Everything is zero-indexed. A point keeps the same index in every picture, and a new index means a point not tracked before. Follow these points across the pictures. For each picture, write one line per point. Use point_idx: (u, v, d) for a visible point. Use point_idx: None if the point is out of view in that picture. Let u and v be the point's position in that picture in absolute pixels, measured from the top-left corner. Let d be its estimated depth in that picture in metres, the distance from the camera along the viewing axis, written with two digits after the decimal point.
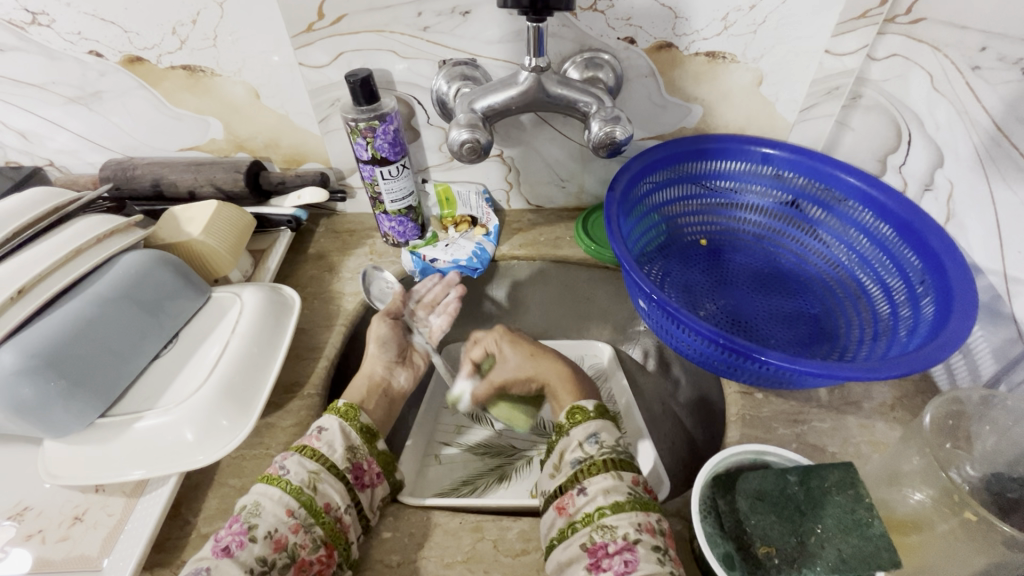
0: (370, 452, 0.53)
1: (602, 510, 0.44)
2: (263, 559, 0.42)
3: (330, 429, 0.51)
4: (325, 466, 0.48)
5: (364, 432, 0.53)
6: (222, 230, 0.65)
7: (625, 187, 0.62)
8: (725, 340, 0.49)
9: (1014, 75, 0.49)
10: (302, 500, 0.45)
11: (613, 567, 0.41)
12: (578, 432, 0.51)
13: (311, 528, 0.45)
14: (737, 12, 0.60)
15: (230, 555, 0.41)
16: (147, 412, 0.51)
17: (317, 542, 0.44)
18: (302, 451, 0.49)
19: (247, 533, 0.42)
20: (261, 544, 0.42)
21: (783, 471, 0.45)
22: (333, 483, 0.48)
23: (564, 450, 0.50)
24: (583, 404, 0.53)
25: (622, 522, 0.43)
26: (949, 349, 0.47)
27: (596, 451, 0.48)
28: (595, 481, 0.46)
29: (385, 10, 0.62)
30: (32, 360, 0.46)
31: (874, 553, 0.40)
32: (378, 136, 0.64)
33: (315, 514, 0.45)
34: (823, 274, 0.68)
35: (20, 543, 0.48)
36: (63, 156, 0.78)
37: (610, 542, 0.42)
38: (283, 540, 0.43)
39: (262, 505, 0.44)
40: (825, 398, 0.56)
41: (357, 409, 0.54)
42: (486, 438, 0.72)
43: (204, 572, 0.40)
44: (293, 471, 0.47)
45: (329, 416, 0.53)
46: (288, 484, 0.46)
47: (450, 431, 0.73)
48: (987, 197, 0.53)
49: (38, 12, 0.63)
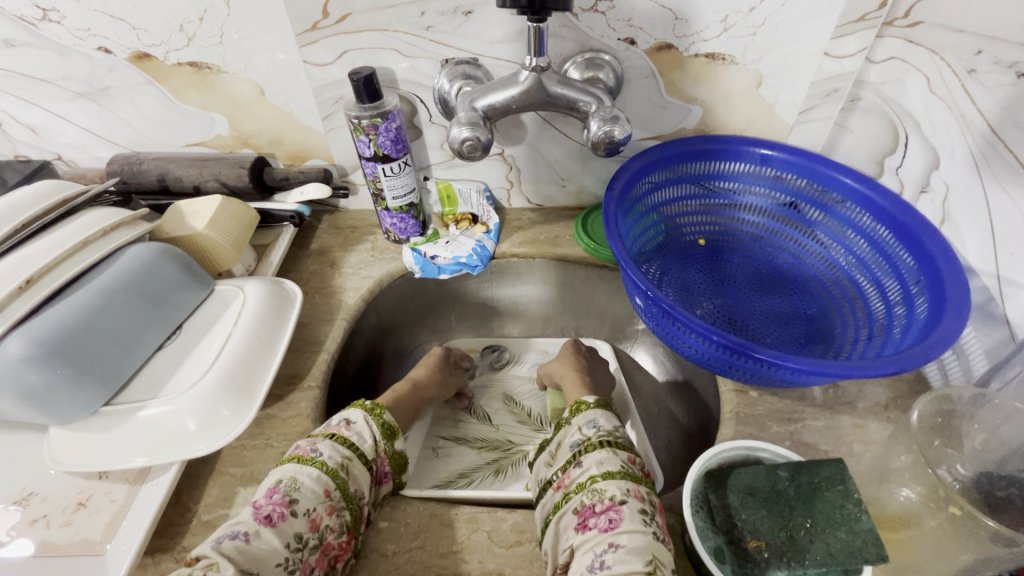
0: (388, 448, 0.54)
1: (594, 477, 0.47)
2: (300, 536, 0.43)
3: (359, 422, 0.53)
4: (356, 453, 0.50)
5: (387, 429, 0.55)
6: (226, 224, 0.66)
7: (623, 187, 0.63)
8: (719, 337, 0.50)
9: (1009, 79, 0.49)
10: (338, 482, 0.47)
11: (599, 524, 0.44)
12: (578, 418, 0.55)
13: (342, 512, 0.46)
14: (737, 14, 0.60)
15: (272, 524, 0.43)
16: (149, 401, 0.51)
17: (344, 527, 0.46)
18: (336, 436, 0.50)
19: (288, 506, 0.44)
20: (300, 520, 0.44)
21: (774, 467, 0.46)
22: (363, 471, 0.50)
23: (563, 437, 0.54)
24: (585, 397, 0.57)
25: (610, 486, 0.46)
26: (941, 348, 0.47)
27: (593, 433, 0.52)
28: (591, 456, 0.50)
29: (389, 9, 0.63)
30: (38, 348, 0.47)
31: (860, 547, 0.40)
32: (380, 134, 0.65)
33: (346, 498, 0.47)
34: (820, 274, 0.68)
35: (24, 527, 0.49)
36: (71, 151, 0.79)
37: (598, 503, 0.45)
38: (318, 520, 0.45)
39: (300, 482, 0.46)
40: (819, 397, 0.57)
41: (383, 407, 0.56)
42: (485, 432, 0.73)
43: (244, 537, 0.42)
44: (327, 454, 0.48)
45: (355, 410, 0.54)
46: (324, 465, 0.47)
47: (448, 424, 0.74)
48: (982, 199, 0.53)
49: (49, 9, 0.64)
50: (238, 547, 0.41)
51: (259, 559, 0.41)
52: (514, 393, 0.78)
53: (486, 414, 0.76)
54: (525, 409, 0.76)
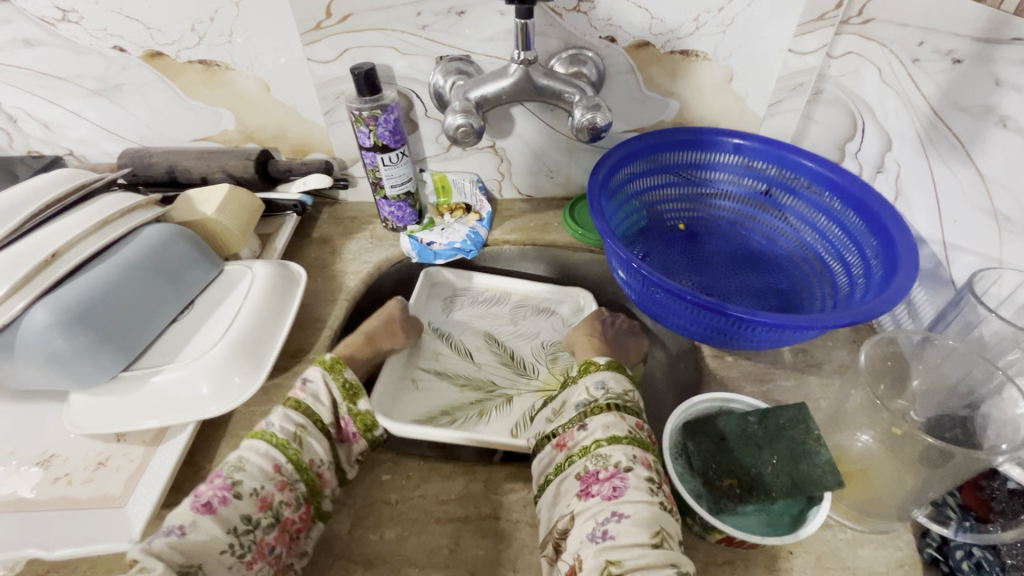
0: (350, 409, 0.55)
1: (598, 441, 0.48)
2: (249, 517, 0.44)
3: (315, 381, 0.54)
4: (312, 420, 0.51)
5: (346, 388, 0.55)
6: (235, 210, 0.70)
7: (606, 172, 0.68)
8: (692, 297, 0.53)
9: (947, 65, 0.54)
10: (289, 455, 0.48)
11: (602, 492, 0.45)
12: (586, 378, 0.54)
13: (296, 485, 0.48)
14: (708, 14, 0.66)
15: (212, 511, 0.43)
16: (166, 367, 0.55)
17: (299, 500, 0.47)
18: (288, 404, 0.52)
19: (231, 489, 0.44)
20: (247, 501, 0.45)
21: (745, 413, 0.50)
22: (319, 439, 0.51)
23: (570, 397, 0.54)
24: (595, 358, 0.56)
25: (615, 452, 0.47)
26: (894, 302, 0.51)
27: (601, 395, 0.52)
28: (596, 418, 0.50)
29: (388, 10, 0.68)
30: (63, 314, 0.51)
31: (820, 475, 0.44)
32: (380, 125, 0.70)
33: (298, 470, 0.48)
34: (792, 253, 0.73)
35: (48, 485, 0.51)
36: (82, 146, 0.83)
37: (602, 469, 0.46)
38: (268, 499, 0.46)
39: (245, 461, 0.47)
40: (790, 360, 0.61)
41: (343, 364, 0.56)
42: (469, 369, 0.73)
43: (179, 532, 0.41)
44: (278, 425, 0.49)
45: (314, 368, 0.55)
46: (274, 438, 0.48)
47: (428, 356, 0.74)
48: (928, 174, 0.58)
49: (68, 10, 0.68)
50: (172, 544, 0.41)
51: (204, 540, 0.42)
52: (496, 335, 0.78)
53: (468, 351, 0.76)
54: (507, 351, 0.76)
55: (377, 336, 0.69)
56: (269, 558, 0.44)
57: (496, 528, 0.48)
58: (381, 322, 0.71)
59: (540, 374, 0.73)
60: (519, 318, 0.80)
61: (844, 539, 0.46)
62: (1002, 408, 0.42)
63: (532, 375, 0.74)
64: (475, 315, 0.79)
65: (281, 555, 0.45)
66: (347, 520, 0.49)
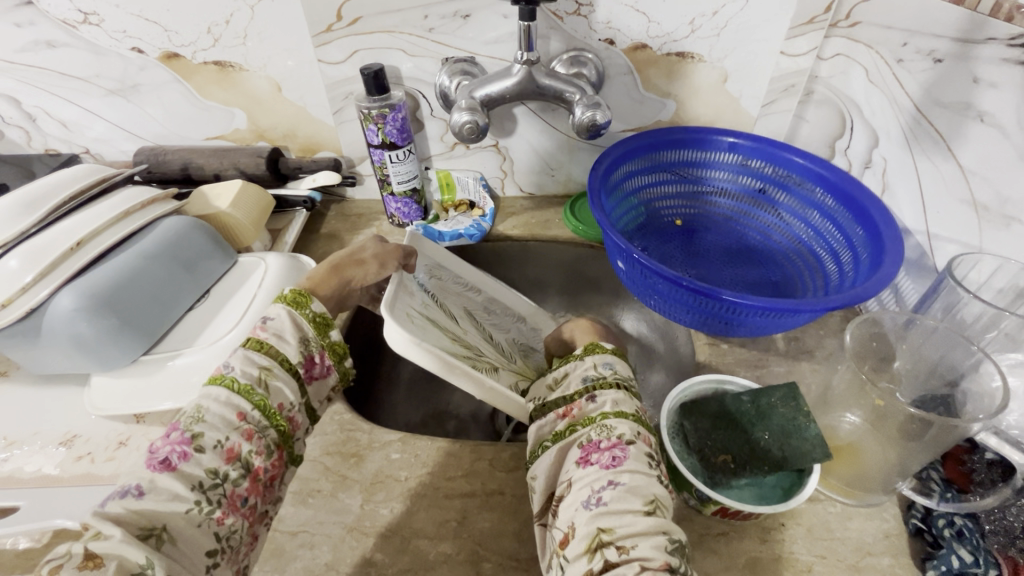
0: (322, 342, 0.53)
1: (604, 413, 0.47)
2: (215, 471, 0.42)
3: (278, 320, 0.51)
4: (278, 362, 0.49)
5: (315, 323, 0.53)
6: (248, 205, 0.73)
7: (606, 169, 0.70)
8: (688, 285, 0.55)
9: (929, 65, 0.57)
10: (255, 401, 0.46)
11: (601, 460, 0.44)
12: (594, 357, 0.54)
13: (265, 433, 0.46)
14: (702, 17, 0.69)
15: (170, 467, 0.41)
16: (184, 351, 0.57)
17: (270, 447, 0.46)
18: (249, 345, 0.49)
19: (191, 444, 0.42)
20: (211, 455, 0.42)
21: (738, 393, 0.52)
22: (287, 382, 0.48)
23: (575, 370, 0.53)
24: (602, 342, 0.56)
25: (620, 425, 0.46)
26: (880, 287, 0.53)
27: (609, 373, 0.52)
28: (605, 392, 0.49)
29: (396, 13, 0.71)
30: (88, 299, 0.53)
31: (810, 449, 0.47)
32: (388, 122, 0.72)
33: (268, 416, 0.46)
34: (786, 247, 0.76)
35: (71, 463, 0.54)
36: (99, 144, 0.86)
37: (604, 439, 0.45)
38: (235, 450, 0.43)
39: (205, 410, 0.44)
40: (782, 347, 0.64)
41: (308, 299, 0.54)
42: (455, 330, 0.61)
43: (136, 491, 0.39)
44: (240, 370, 0.47)
45: (278, 305, 0.53)
46: (235, 384, 0.46)
47: (420, 303, 0.58)
48: (913, 169, 0.61)
49: (89, 12, 0.71)
50: (129, 504, 0.38)
51: (167, 499, 0.39)
52: (475, 313, 0.70)
53: (452, 313, 0.64)
54: (486, 332, 0.69)
55: (345, 266, 0.61)
56: (243, 509, 0.43)
57: (501, 503, 0.51)
58: (350, 253, 0.62)
59: (518, 364, 0.67)
60: (491, 305, 0.75)
61: (834, 512, 0.49)
62: (979, 382, 0.44)
63: (510, 362, 0.67)
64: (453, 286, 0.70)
65: (255, 506, 0.44)
66: (359, 495, 0.52)
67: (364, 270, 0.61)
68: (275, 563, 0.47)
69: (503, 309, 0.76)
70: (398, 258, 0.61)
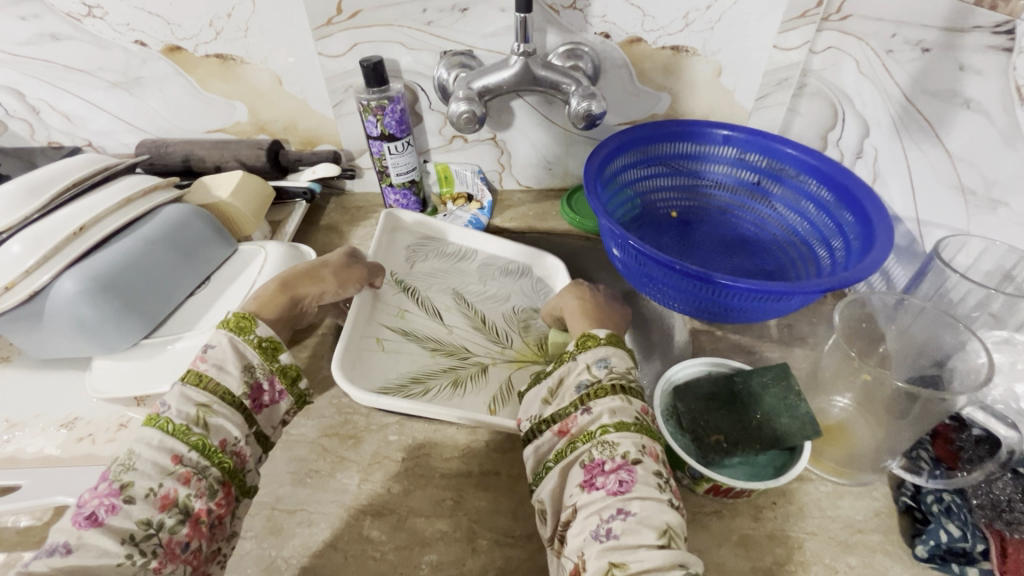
0: (270, 367, 0.51)
1: (604, 428, 0.45)
2: (149, 520, 0.40)
3: (218, 348, 0.50)
4: (216, 397, 0.47)
5: (263, 348, 0.51)
6: (249, 195, 0.73)
7: (601, 159, 0.71)
8: (682, 269, 0.56)
9: (917, 54, 0.58)
10: (191, 442, 0.44)
11: (607, 486, 0.43)
12: (586, 355, 0.51)
13: (205, 473, 0.44)
14: (696, 11, 0.70)
15: (98, 522, 0.39)
16: (186, 334, 0.58)
17: (213, 487, 0.44)
18: (188, 380, 0.47)
19: (119, 495, 0.40)
20: (143, 505, 0.41)
21: (730, 375, 0.53)
22: (227, 416, 0.47)
23: (568, 376, 0.51)
24: (595, 332, 0.53)
25: (623, 441, 0.44)
26: (870, 270, 0.54)
27: (604, 375, 0.49)
28: (601, 402, 0.47)
29: (395, 7, 0.72)
30: (92, 283, 0.54)
31: (801, 428, 0.47)
32: (386, 114, 0.74)
33: (207, 455, 0.44)
34: (779, 237, 0.77)
35: (72, 444, 0.54)
36: (101, 137, 0.87)
37: (607, 460, 0.44)
38: (171, 495, 0.42)
39: (136, 457, 0.42)
40: (776, 334, 0.65)
41: (254, 322, 0.52)
42: (435, 330, 0.66)
43: (64, 550, 0.38)
44: (175, 409, 0.45)
45: (219, 332, 0.51)
46: (170, 425, 0.44)
47: (393, 312, 0.66)
48: (902, 158, 0.62)
49: (94, 6, 0.72)
50: (56, 562, 0.37)
51: (97, 554, 0.38)
52: (465, 294, 0.72)
53: (435, 311, 0.68)
54: (478, 314, 0.69)
55: (296, 282, 0.60)
56: (185, 555, 0.41)
57: (497, 483, 0.51)
58: (307, 269, 0.62)
59: (515, 344, 0.66)
60: (487, 277, 0.75)
61: (825, 491, 0.49)
62: (966, 360, 0.45)
63: (506, 343, 0.67)
64: (439, 270, 0.74)
65: (199, 549, 0.42)
66: (356, 475, 0.52)
67: (320, 287, 0.61)
68: (274, 540, 0.48)
69: (502, 270, 0.76)
70: (363, 276, 0.64)
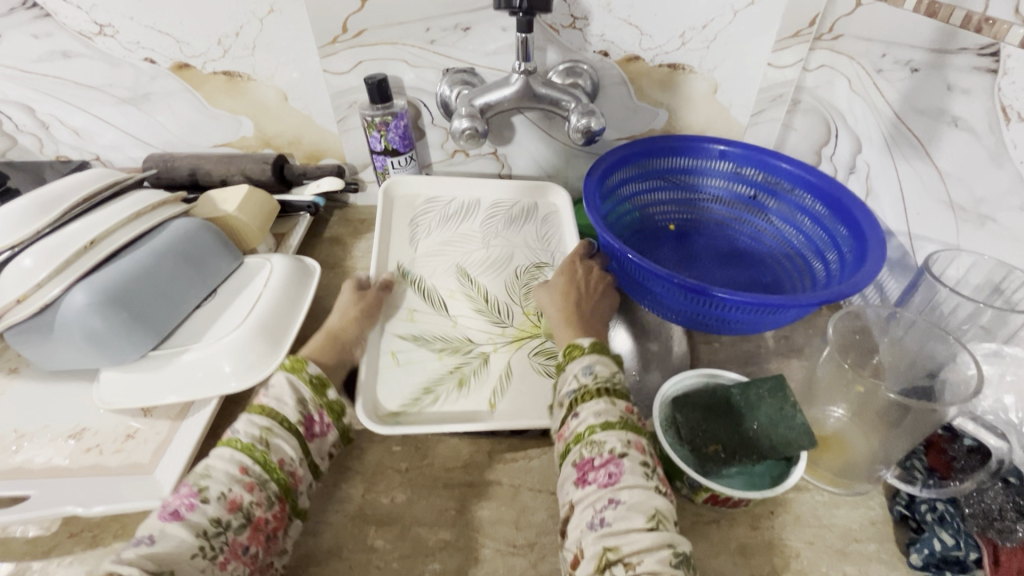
0: (320, 401, 0.52)
1: (591, 428, 0.46)
2: (217, 520, 0.42)
3: (279, 384, 0.51)
4: (277, 421, 0.48)
5: (314, 384, 0.53)
6: (254, 208, 0.75)
7: (601, 174, 0.73)
8: (679, 282, 0.57)
9: (906, 74, 0.60)
10: (256, 457, 0.46)
11: (598, 479, 0.44)
12: (574, 365, 0.53)
13: (266, 485, 0.45)
14: (692, 31, 0.72)
15: (179, 518, 0.41)
16: (192, 346, 0.59)
17: (272, 499, 0.45)
18: (252, 409, 0.49)
19: (198, 495, 0.43)
20: (214, 505, 0.42)
21: (728, 386, 0.54)
22: (287, 438, 0.48)
23: (561, 387, 0.52)
24: (579, 341, 0.54)
25: (609, 438, 0.45)
26: (863, 283, 0.55)
27: (590, 380, 0.50)
28: (587, 405, 0.48)
29: (399, 26, 0.74)
30: (100, 295, 0.55)
31: (796, 438, 0.48)
32: (390, 130, 0.76)
33: (269, 470, 0.46)
34: (776, 250, 0.78)
35: (80, 454, 0.55)
36: (109, 151, 0.89)
37: (597, 457, 0.45)
38: (237, 500, 0.43)
39: (211, 467, 0.45)
40: (772, 346, 0.67)
41: (305, 362, 0.54)
42: (442, 326, 0.65)
43: (149, 542, 0.40)
44: (243, 430, 0.47)
45: (277, 372, 0.53)
46: (239, 442, 0.46)
47: (404, 316, 0.66)
48: (894, 173, 0.64)
49: (105, 24, 0.74)
50: (142, 551, 0.39)
51: (172, 547, 0.40)
52: (468, 268, 0.72)
53: (441, 302, 0.68)
54: (479, 291, 0.69)
55: (339, 329, 0.61)
56: (245, 558, 0.43)
57: (499, 492, 0.52)
58: (340, 316, 0.62)
59: (516, 321, 0.66)
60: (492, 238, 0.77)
61: (822, 500, 0.50)
62: (956, 372, 0.46)
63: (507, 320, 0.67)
64: (450, 239, 0.76)
65: (257, 555, 0.43)
66: (361, 485, 0.53)
67: (358, 325, 0.62)
68: None
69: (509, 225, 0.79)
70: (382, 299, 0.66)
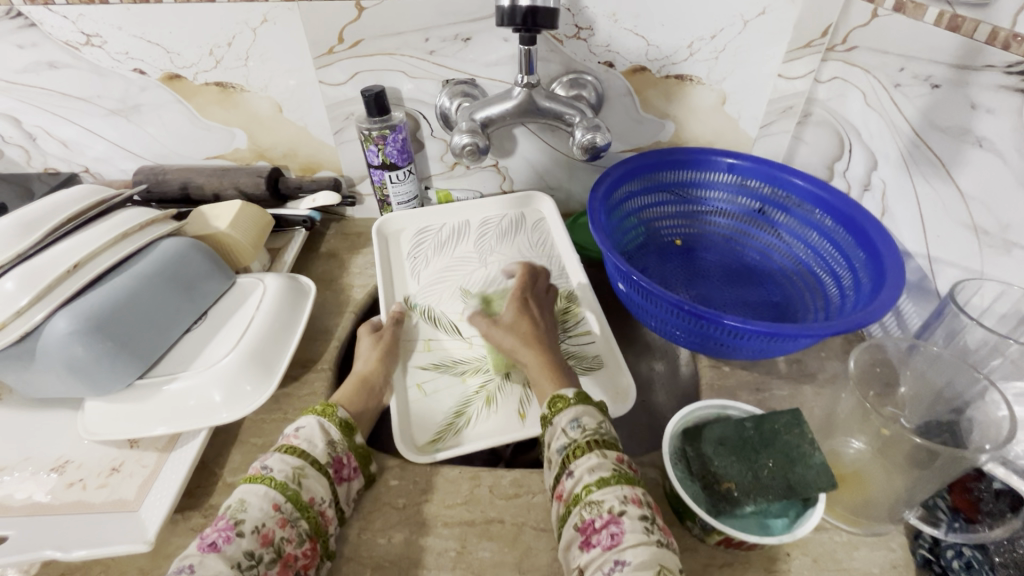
0: (349, 444, 0.51)
1: (588, 487, 0.44)
2: (251, 554, 0.41)
3: (309, 427, 0.50)
4: (308, 461, 0.47)
5: (342, 427, 0.52)
6: (246, 225, 0.72)
7: (605, 190, 0.70)
8: (689, 308, 0.55)
9: (926, 90, 0.57)
10: (289, 495, 0.45)
11: (601, 542, 0.41)
12: (561, 418, 0.51)
13: (298, 522, 0.44)
14: (701, 41, 0.70)
15: (216, 550, 0.40)
16: (180, 374, 0.57)
17: (303, 536, 0.44)
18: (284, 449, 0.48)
19: (234, 528, 0.41)
20: (249, 538, 0.41)
21: (741, 419, 0.52)
22: (318, 478, 0.47)
23: (551, 442, 0.50)
24: (563, 392, 0.53)
25: (607, 496, 0.43)
26: (881, 311, 0.53)
27: (579, 435, 0.48)
28: (579, 463, 0.46)
29: (397, 36, 0.71)
30: (84, 322, 0.53)
31: (815, 477, 0.46)
32: (388, 143, 0.73)
33: (300, 508, 0.45)
34: (786, 267, 0.75)
35: (63, 490, 0.53)
36: (99, 163, 0.86)
37: (597, 518, 0.42)
38: (270, 535, 0.42)
39: (245, 502, 0.43)
40: (784, 370, 0.64)
41: (335, 407, 0.53)
42: (457, 350, 0.66)
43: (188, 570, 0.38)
44: (277, 468, 0.46)
45: (307, 417, 0.52)
46: (273, 480, 0.45)
47: (420, 348, 0.66)
48: (912, 192, 0.61)
49: (92, 34, 0.71)
50: None
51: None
52: (471, 289, 0.73)
53: (453, 324, 0.69)
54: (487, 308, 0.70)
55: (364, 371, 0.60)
56: None
57: (501, 531, 0.50)
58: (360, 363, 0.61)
59: None
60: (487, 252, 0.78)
61: (840, 541, 0.48)
62: (984, 410, 0.44)
63: None
64: (445, 263, 0.76)
65: None
66: (356, 523, 0.51)
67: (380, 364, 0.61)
68: None
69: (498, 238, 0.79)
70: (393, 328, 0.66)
